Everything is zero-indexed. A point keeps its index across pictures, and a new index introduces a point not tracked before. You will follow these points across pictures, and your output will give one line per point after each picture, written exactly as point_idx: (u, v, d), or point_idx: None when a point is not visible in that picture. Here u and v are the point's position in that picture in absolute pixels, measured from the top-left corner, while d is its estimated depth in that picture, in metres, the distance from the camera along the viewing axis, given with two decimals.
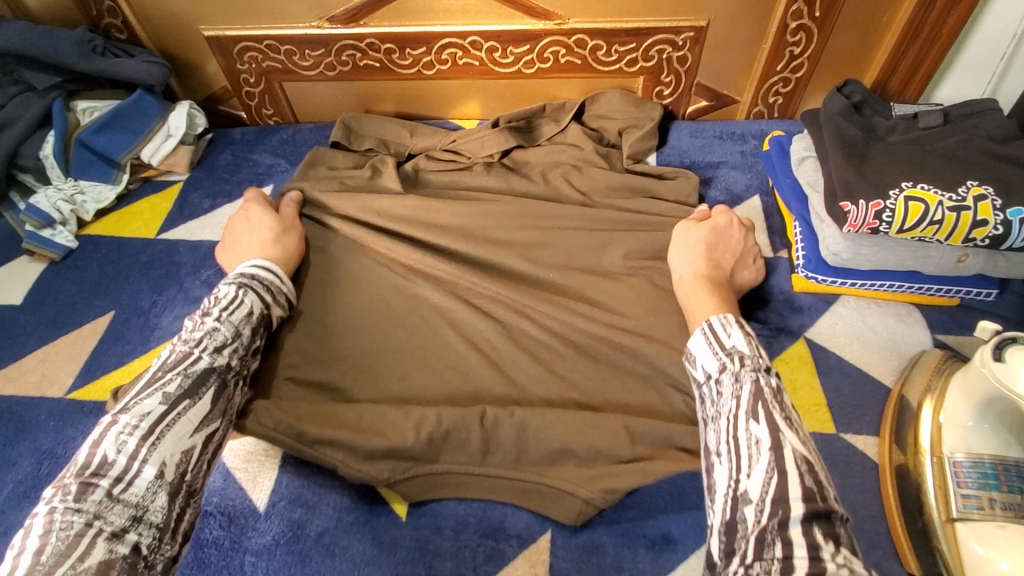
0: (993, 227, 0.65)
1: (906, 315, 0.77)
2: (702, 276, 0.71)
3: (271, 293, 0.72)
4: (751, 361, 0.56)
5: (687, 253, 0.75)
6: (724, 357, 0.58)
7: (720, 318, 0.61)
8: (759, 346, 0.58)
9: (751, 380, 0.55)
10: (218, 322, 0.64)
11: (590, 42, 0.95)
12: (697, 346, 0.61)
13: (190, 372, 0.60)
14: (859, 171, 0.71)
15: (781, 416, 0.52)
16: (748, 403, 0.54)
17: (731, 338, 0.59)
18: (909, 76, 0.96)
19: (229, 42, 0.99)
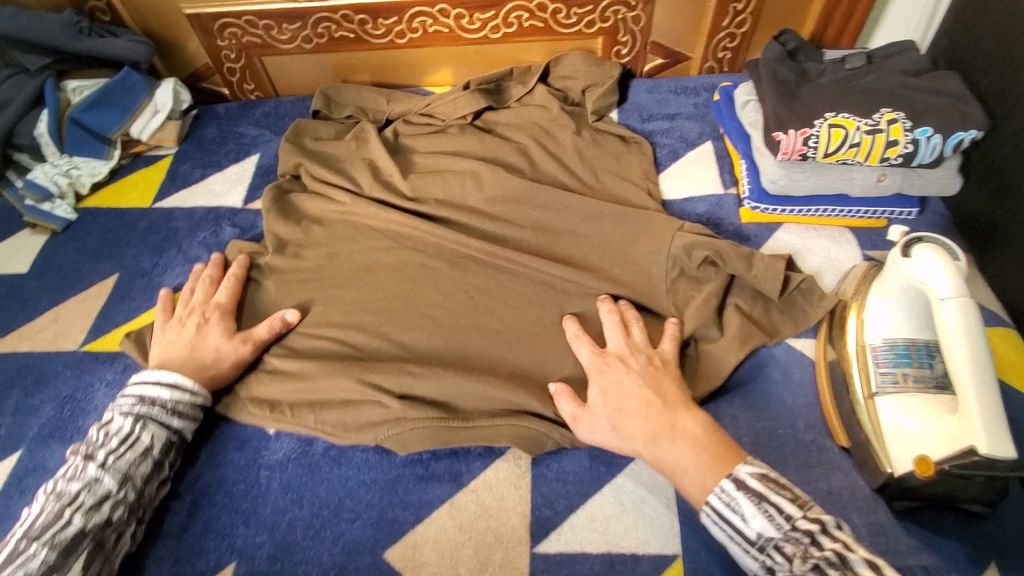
0: (904, 146, 0.76)
1: (839, 237, 0.86)
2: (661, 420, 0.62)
3: (175, 414, 0.67)
4: (794, 546, 0.52)
5: (616, 393, 0.65)
6: (765, 559, 0.53)
7: (719, 492, 0.56)
8: (775, 507, 0.54)
9: (815, 571, 0.49)
10: (99, 472, 0.61)
11: (550, 5, 1.03)
12: (719, 536, 0.57)
13: (58, 541, 0.56)
14: (790, 105, 0.81)
15: None
16: None
17: (749, 523, 0.54)
18: (842, 27, 1.06)
19: (208, 20, 1.04)
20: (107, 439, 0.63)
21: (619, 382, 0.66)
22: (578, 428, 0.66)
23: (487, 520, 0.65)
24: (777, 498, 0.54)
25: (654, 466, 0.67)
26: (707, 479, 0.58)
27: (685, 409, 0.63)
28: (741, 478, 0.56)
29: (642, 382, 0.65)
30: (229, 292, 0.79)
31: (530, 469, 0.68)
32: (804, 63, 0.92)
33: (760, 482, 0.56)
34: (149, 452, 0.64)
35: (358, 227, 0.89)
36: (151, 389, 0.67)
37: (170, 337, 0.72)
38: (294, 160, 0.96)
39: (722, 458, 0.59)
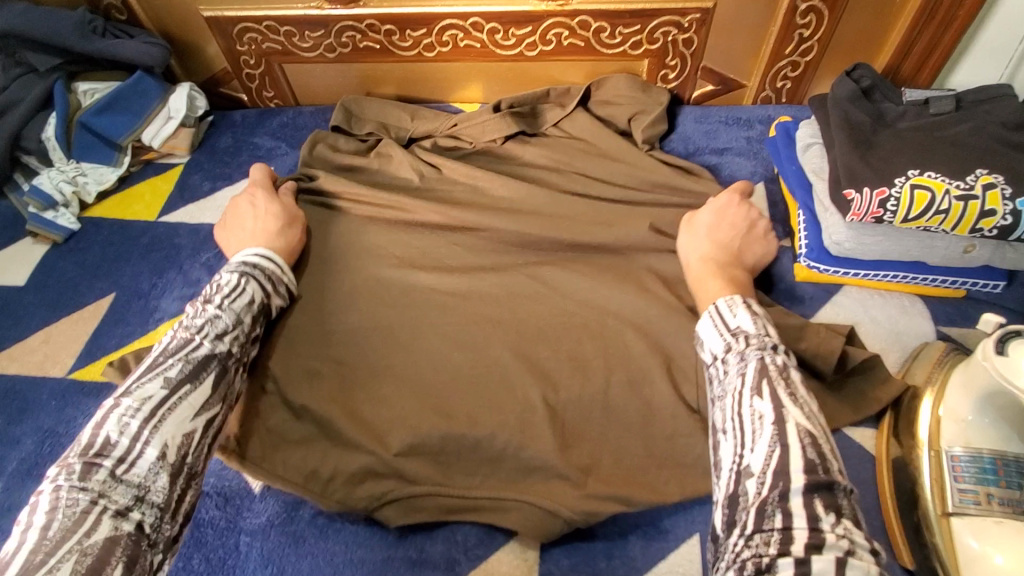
0: (1001, 218, 0.65)
1: (909, 307, 0.75)
2: (708, 260, 0.71)
3: (272, 282, 0.71)
4: (757, 340, 0.55)
5: (715, 219, 0.74)
6: (732, 341, 0.57)
7: (725, 299, 0.60)
8: (764, 325, 0.58)
9: (757, 356, 0.54)
10: (216, 312, 0.63)
11: (593, 24, 0.93)
12: (704, 330, 0.60)
13: (190, 358, 0.59)
14: (865, 157, 0.71)
15: (784, 391, 0.52)
16: (753, 379, 0.53)
17: (736, 319, 0.58)
18: (922, 61, 0.93)
19: (228, 23, 0.98)
20: (216, 289, 0.65)
21: (722, 214, 0.74)
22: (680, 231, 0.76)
23: None
24: (767, 324, 0.58)
25: (680, 574, 0.59)
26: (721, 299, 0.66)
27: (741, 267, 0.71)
28: (749, 303, 0.60)
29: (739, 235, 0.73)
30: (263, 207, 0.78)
31: (537, 563, 0.60)
32: (880, 103, 0.81)
33: (759, 306, 0.60)
34: (251, 304, 0.66)
35: (369, 259, 0.82)
36: (253, 259, 0.70)
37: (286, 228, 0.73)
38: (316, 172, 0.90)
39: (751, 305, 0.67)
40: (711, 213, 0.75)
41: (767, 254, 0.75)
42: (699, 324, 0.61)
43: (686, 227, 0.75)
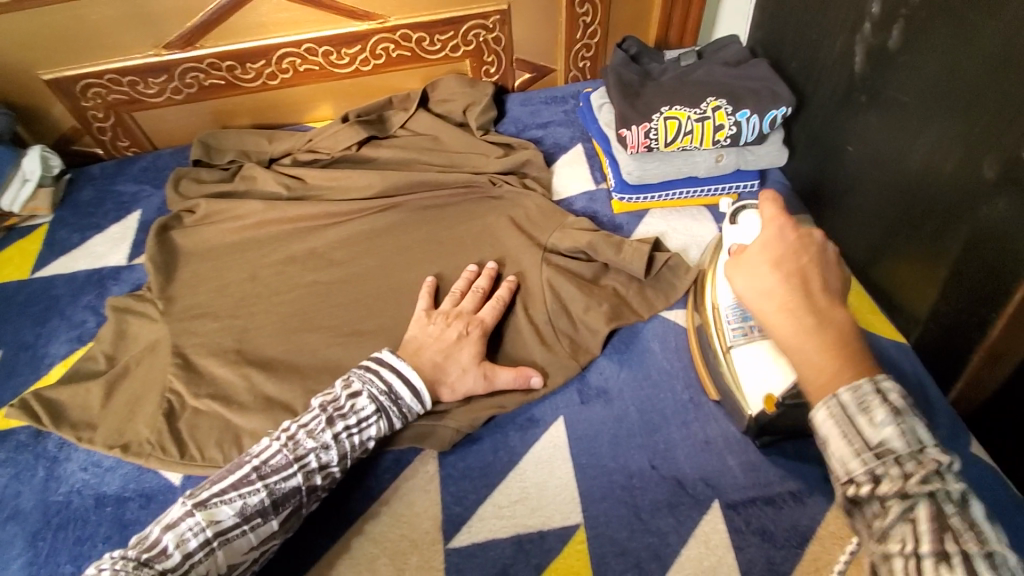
0: (729, 129, 0.87)
1: (698, 215, 0.96)
2: (819, 311, 0.50)
3: (403, 417, 0.70)
4: (918, 471, 0.41)
5: (786, 265, 0.54)
6: (879, 469, 0.43)
7: (852, 390, 0.45)
8: (913, 431, 0.43)
9: (927, 499, 0.41)
10: (330, 442, 0.65)
11: (414, 35, 1.08)
12: (827, 432, 0.45)
13: (275, 490, 0.62)
14: (632, 104, 0.90)
15: (978, 555, 0.38)
16: (929, 535, 0.40)
17: (874, 428, 0.43)
18: (683, 29, 1.18)
19: (69, 81, 1.03)
20: (349, 412, 0.67)
21: (795, 258, 0.54)
22: (726, 270, 0.59)
23: (400, 528, 0.68)
24: (914, 423, 0.43)
25: (551, 449, 0.74)
26: (841, 376, 0.47)
27: (841, 305, 0.52)
28: (883, 389, 0.44)
29: (812, 262, 0.54)
30: (494, 312, 0.81)
31: (437, 472, 0.73)
32: (647, 65, 1.03)
33: (903, 399, 0.44)
34: (367, 443, 0.68)
35: (254, 270, 0.92)
36: (400, 386, 0.70)
37: (433, 331, 0.76)
38: (188, 201, 0.98)
39: (848, 363, 0.47)
40: (779, 256, 0.55)
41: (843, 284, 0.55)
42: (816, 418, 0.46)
43: (745, 282, 0.55)
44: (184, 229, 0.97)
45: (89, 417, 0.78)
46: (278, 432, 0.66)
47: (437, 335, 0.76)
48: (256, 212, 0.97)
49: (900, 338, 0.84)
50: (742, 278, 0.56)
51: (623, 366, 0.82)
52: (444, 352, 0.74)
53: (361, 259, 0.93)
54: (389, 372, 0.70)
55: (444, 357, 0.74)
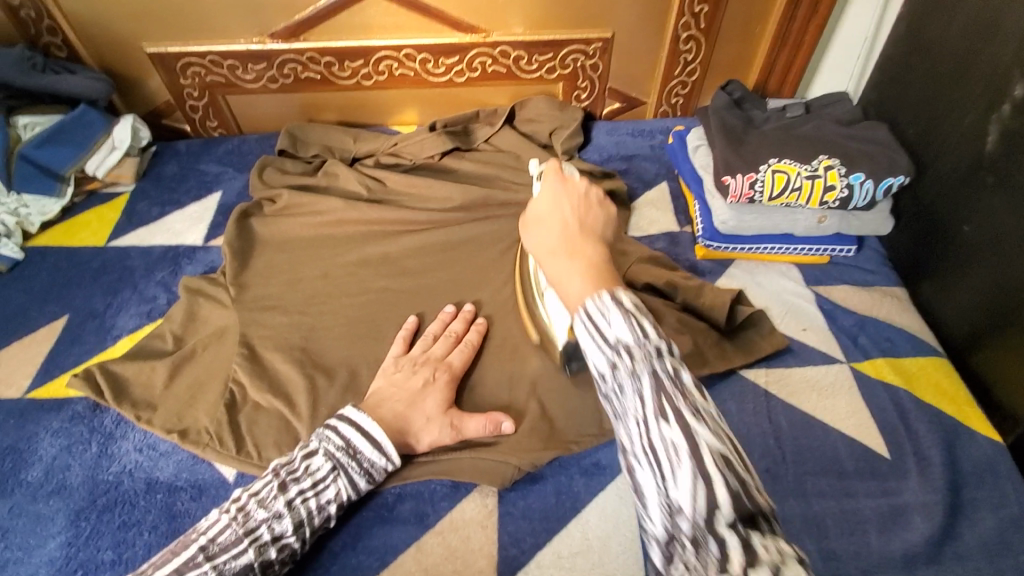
0: (840, 191, 0.85)
1: (786, 272, 0.93)
2: (570, 246, 0.48)
3: (367, 475, 0.64)
4: (642, 349, 0.40)
5: (553, 206, 0.52)
6: (613, 354, 0.41)
7: (594, 301, 0.42)
8: (644, 328, 0.41)
9: (649, 376, 0.39)
10: (283, 510, 0.59)
11: (512, 53, 1.07)
12: (581, 343, 0.43)
13: (228, 570, 0.54)
14: (738, 152, 0.89)
15: (687, 409, 0.38)
16: (652, 401, 0.39)
17: (612, 329, 0.41)
18: (783, 78, 1.14)
19: (172, 58, 1.04)
20: (302, 474, 0.61)
21: (558, 200, 0.53)
22: (521, 236, 0.55)
23: (453, 563, 0.65)
24: (644, 321, 0.41)
25: (617, 502, 0.69)
26: (588, 291, 0.44)
27: (597, 240, 0.50)
28: (620, 300, 0.42)
29: (568, 206, 0.52)
30: (462, 357, 0.76)
31: (496, 507, 0.69)
32: (749, 111, 0.99)
33: (634, 306, 0.42)
34: (327, 505, 0.62)
35: (325, 268, 0.91)
36: (359, 439, 0.64)
37: (398, 378, 0.71)
38: (270, 190, 0.98)
39: (602, 281, 0.45)
40: (544, 202, 0.53)
41: (614, 232, 0.54)
42: (577, 333, 0.44)
43: (527, 230, 0.54)
44: (263, 218, 0.96)
45: (149, 397, 0.76)
46: (226, 504, 0.59)
47: (402, 382, 0.70)
48: (334, 210, 0.96)
49: (996, 435, 0.75)
50: (525, 224, 0.54)
51: None
52: (411, 399, 0.69)
53: (434, 270, 0.91)
54: (348, 427, 0.64)
55: (408, 406, 0.68)
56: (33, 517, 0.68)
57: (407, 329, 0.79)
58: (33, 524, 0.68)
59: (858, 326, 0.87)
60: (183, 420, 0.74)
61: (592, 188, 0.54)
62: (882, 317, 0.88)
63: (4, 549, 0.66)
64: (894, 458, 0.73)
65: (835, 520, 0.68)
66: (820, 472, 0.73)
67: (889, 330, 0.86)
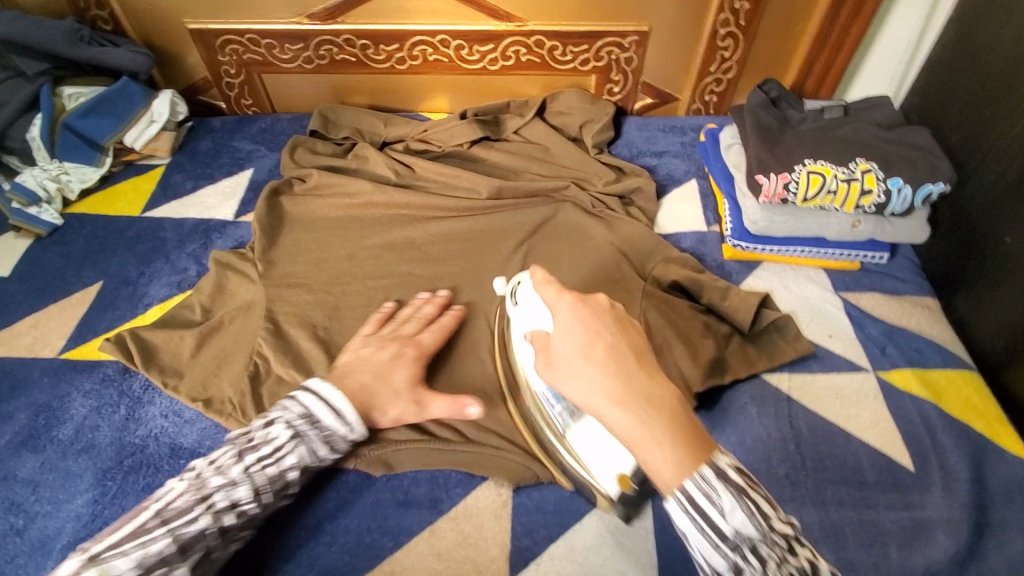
0: (877, 196, 0.83)
1: (815, 277, 0.91)
2: (620, 385, 0.46)
3: (327, 443, 0.64)
4: (754, 525, 0.43)
5: (583, 337, 0.49)
6: (740, 562, 0.43)
7: (696, 481, 0.44)
8: (761, 512, 0.44)
9: (767, 546, 0.43)
10: (239, 477, 0.59)
11: (547, 42, 1.07)
12: (681, 526, 0.45)
13: (179, 536, 0.55)
14: (772, 151, 0.88)
15: (785, 554, 0.43)
16: (758, 559, 0.43)
17: (728, 522, 0.43)
18: (822, 78, 1.11)
19: (212, 35, 1.06)
20: (261, 442, 0.61)
21: (581, 326, 0.50)
22: (539, 369, 0.52)
23: (466, 548, 0.66)
24: (756, 497, 0.44)
25: None
26: (683, 465, 0.44)
27: (659, 373, 0.48)
28: (722, 473, 0.44)
29: (603, 331, 0.50)
30: (436, 338, 0.76)
31: (510, 496, 0.70)
32: (785, 111, 0.97)
33: (741, 479, 0.45)
34: (286, 473, 0.62)
35: (352, 248, 0.92)
36: (320, 408, 0.64)
37: (367, 353, 0.72)
38: (301, 169, 1.00)
39: (691, 448, 0.45)
40: (573, 333, 0.50)
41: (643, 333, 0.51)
42: (669, 510, 0.45)
43: (552, 351, 0.51)
44: (293, 196, 0.98)
45: (177, 364, 0.78)
46: (185, 472, 0.60)
47: (369, 356, 0.71)
48: (363, 193, 0.97)
49: None
50: (550, 371, 0.51)
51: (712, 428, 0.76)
52: (379, 372, 0.70)
53: (459, 257, 0.91)
54: (308, 397, 0.65)
55: (374, 379, 0.69)
56: (62, 473, 0.71)
57: (380, 312, 0.79)
58: (59, 480, 0.70)
59: (887, 336, 0.85)
60: (207, 391, 0.76)
61: (619, 308, 0.52)
62: (912, 328, 0.86)
63: (34, 502, 0.69)
64: (918, 472, 0.72)
65: (854, 531, 0.68)
66: (840, 482, 0.72)
67: (919, 341, 0.84)
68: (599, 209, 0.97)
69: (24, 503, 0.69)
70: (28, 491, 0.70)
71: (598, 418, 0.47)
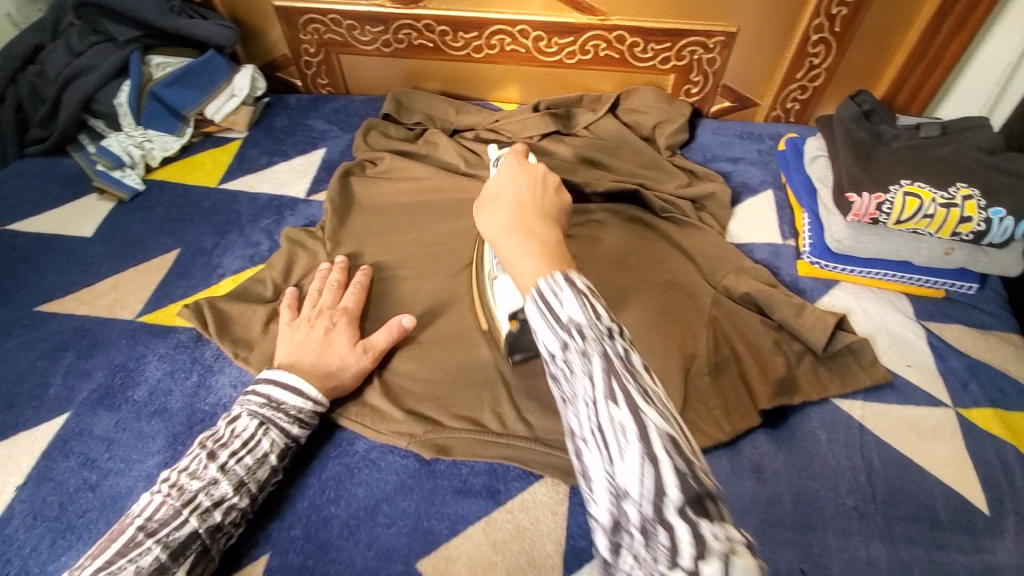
0: (977, 224, 0.79)
1: (896, 302, 0.87)
2: (524, 206, 0.54)
3: (297, 421, 0.67)
4: (594, 331, 0.41)
5: (515, 182, 0.58)
6: (573, 341, 0.41)
7: (546, 280, 0.44)
8: (597, 310, 0.43)
9: (602, 359, 0.40)
10: (217, 475, 0.61)
11: (629, 39, 1.04)
12: (532, 322, 0.44)
13: (171, 541, 0.58)
14: (866, 168, 0.84)
15: (635, 388, 0.39)
16: (602, 385, 0.39)
17: (564, 310, 0.42)
18: (914, 94, 1.05)
19: (295, 13, 1.07)
20: (229, 439, 0.64)
21: (518, 180, 0.58)
22: (474, 214, 0.58)
23: (520, 543, 0.66)
24: (597, 303, 0.43)
25: None
26: (543, 271, 0.46)
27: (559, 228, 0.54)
28: (570, 278, 0.44)
29: (529, 184, 0.57)
30: (354, 298, 0.80)
31: (567, 496, 0.69)
32: (878, 126, 0.92)
33: (588, 288, 0.44)
34: (267, 458, 0.65)
35: (419, 234, 0.92)
36: (278, 391, 0.67)
37: (298, 338, 0.73)
38: (373, 152, 1.01)
39: (557, 262, 0.47)
40: (508, 182, 0.58)
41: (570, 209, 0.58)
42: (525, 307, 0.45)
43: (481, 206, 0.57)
44: (363, 178, 0.99)
45: (248, 336, 0.80)
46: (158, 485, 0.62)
47: (303, 340, 0.73)
48: (433, 180, 0.97)
49: None
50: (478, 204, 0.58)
51: (776, 447, 0.74)
52: (321, 349, 0.72)
53: None
54: (266, 385, 0.67)
55: (320, 355, 0.72)
56: (136, 433, 0.73)
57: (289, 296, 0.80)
58: (131, 438, 0.73)
59: (970, 371, 0.80)
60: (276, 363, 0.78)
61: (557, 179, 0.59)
62: (998, 365, 0.81)
63: (109, 459, 0.71)
64: (996, 515, 0.68)
65: (924, 570, 0.64)
66: (912, 518, 0.68)
67: (1004, 380, 0.79)
68: (670, 212, 0.94)
69: (100, 458, 0.71)
70: (104, 447, 0.72)
71: (494, 242, 0.52)
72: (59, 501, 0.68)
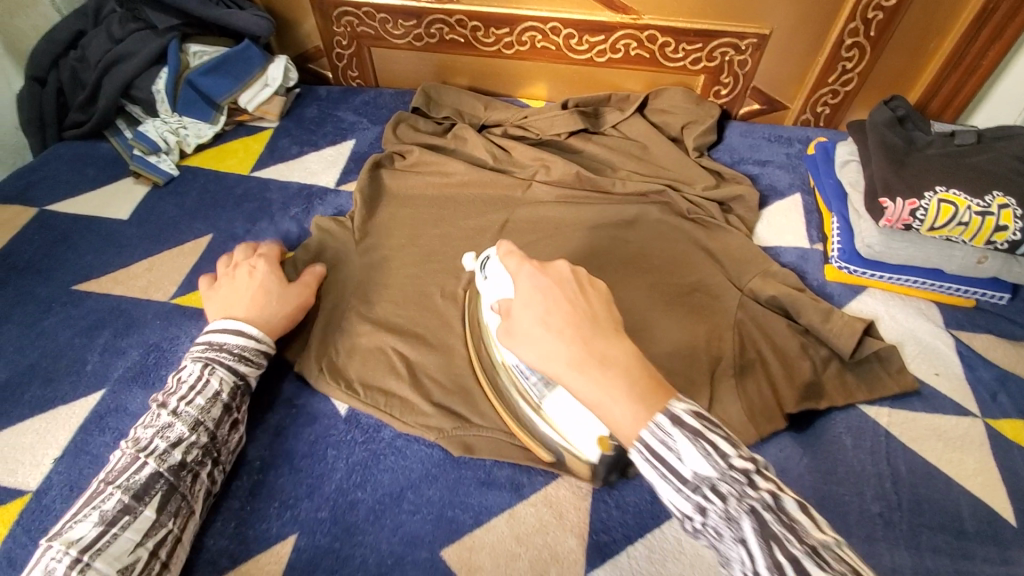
0: (1012, 233, 0.78)
1: (925, 310, 0.86)
2: (575, 323, 0.50)
3: (239, 360, 0.71)
4: (726, 485, 0.43)
5: (542, 299, 0.52)
6: (700, 500, 0.44)
7: (652, 429, 0.46)
8: (715, 449, 0.44)
9: (749, 514, 0.42)
10: (169, 418, 0.65)
11: (660, 38, 1.04)
12: (653, 480, 0.47)
13: (132, 484, 0.60)
14: (899, 173, 0.84)
15: (775, 519, 0.41)
16: (755, 545, 0.41)
17: (686, 464, 0.44)
18: (948, 101, 1.04)
19: (329, 5, 1.08)
20: (178, 386, 0.68)
21: (548, 295, 0.52)
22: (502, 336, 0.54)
23: (543, 535, 0.66)
24: (714, 438, 0.45)
25: None
26: (639, 414, 0.46)
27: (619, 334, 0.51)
28: (678, 416, 0.46)
29: (564, 294, 0.52)
30: None
31: (590, 492, 0.69)
32: (911, 132, 0.91)
33: (696, 420, 0.46)
34: (218, 396, 0.68)
35: (446, 227, 0.93)
36: (218, 335, 0.72)
37: None
38: (402, 145, 1.02)
39: (644, 401, 0.47)
40: (534, 302, 0.52)
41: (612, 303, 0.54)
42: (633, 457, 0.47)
43: (514, 315, 0.53)
44: (392, 170, 1.00)
45: None
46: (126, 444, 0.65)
47: None
48: (460, 174, 0.98)
49: None
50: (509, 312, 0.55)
51: (800, 452, 0.74)
52: None
53: (551, 248, 0.91)
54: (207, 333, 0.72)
55: None
56: None
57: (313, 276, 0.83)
58: None
59: (1000, 382, 0.79)
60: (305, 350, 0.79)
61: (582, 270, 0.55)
62: None
63: None
64: None
65: None
66: (938, 527, 0.68)
67: None
68: (696, 213, 0.94)
69: None
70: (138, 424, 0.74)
71: (557, 380, 0.49)
72: (93, 474, 0.70)
